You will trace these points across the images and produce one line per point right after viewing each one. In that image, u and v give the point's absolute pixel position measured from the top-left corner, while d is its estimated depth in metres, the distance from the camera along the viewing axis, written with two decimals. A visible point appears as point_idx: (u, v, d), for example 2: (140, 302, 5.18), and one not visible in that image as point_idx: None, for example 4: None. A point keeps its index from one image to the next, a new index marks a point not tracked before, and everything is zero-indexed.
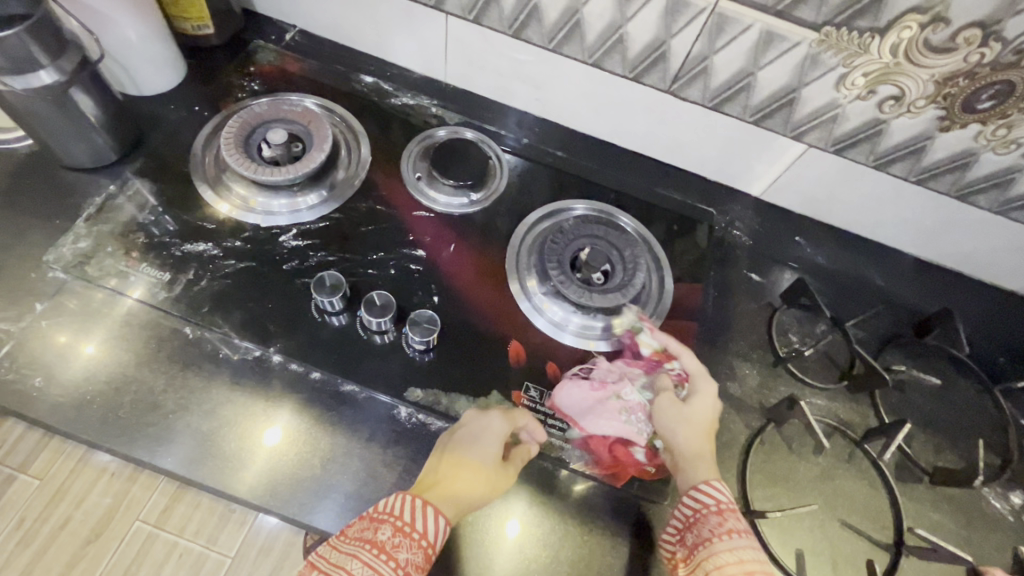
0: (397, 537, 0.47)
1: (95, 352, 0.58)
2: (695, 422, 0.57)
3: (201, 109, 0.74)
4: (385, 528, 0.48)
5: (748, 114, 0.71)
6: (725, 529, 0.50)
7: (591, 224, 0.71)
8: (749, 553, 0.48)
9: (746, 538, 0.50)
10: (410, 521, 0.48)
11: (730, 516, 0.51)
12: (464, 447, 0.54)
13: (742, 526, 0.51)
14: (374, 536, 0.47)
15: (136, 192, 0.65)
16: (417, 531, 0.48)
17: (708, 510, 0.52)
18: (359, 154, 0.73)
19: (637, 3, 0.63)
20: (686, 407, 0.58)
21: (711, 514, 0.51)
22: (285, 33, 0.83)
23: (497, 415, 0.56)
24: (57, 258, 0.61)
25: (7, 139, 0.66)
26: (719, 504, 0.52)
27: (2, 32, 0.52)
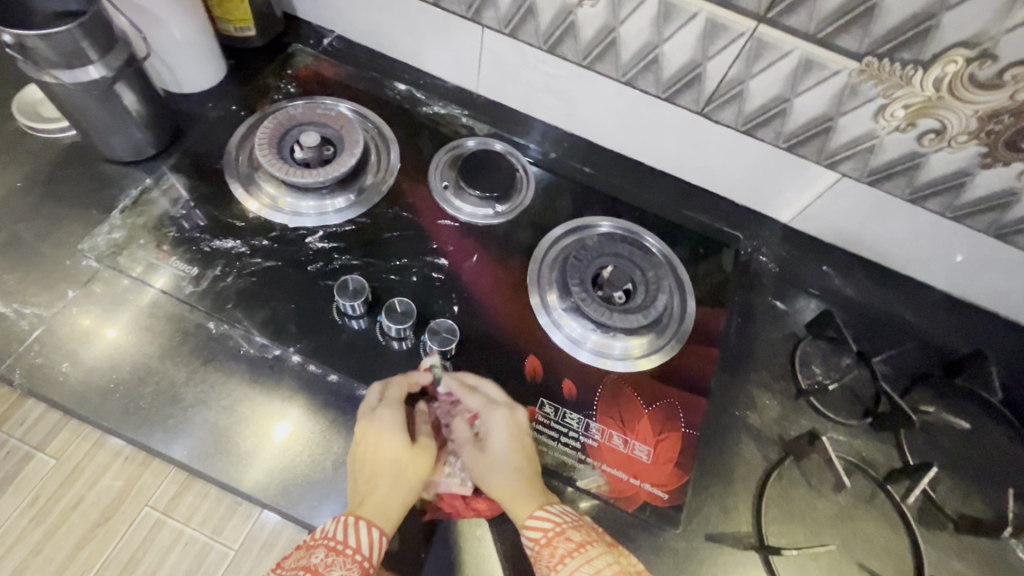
0: (331, 556, 0.48)
1: (116, 335, 0.59)
2: (492, 461, 0.54)
3: (238, 108, 0.76)
4: (318, 551, 0.49)
5: (781, 140, 0.70)
6: (559, 558, 0.49)
7: (617, 242, 0.70)
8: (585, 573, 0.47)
9: (578, 555, 0.49)
10: (343, 539, 0.49)
11: (560, 539, 0.50)
12: (372, 451, 0.53)
13: (574, 543, 0.50)
14: (308, 561, 0.48)
15: (171, 187, 0.67)
16: (351, 548, 0.49)
17: (540, 545, 0.50)
18: (387, 161, 0.74)
19: (674, 25, 0.63)
20: (478, 453, 0.55)
21: (544, 547, 0.50)
22: (323, 38, 0.85)
23: (391, 408, 0.55)
24: (91, 247, 0.62)
25: (53, 130, 0.68)
26: (547, 533, 0.50)
27: (56, 28, 0.54)
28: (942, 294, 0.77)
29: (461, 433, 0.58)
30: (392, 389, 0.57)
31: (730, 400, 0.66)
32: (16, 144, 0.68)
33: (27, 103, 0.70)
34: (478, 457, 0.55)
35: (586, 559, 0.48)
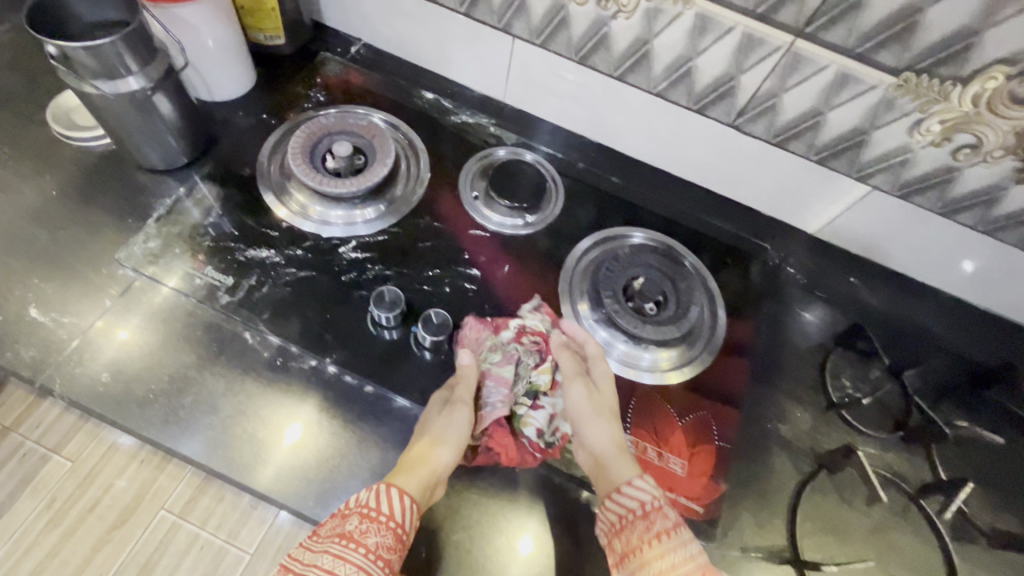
0: (364, 523, 0.49)
1: (128, 337, 0.58)
2: (601, 413, 0.58)
3: (268, 116, 0.76)
4: (352, 517, 0.49)
5: (812, 153, 0.70)
6: (653, 534, 0.50)
7: (650, 252, 0.71)
8: (681, 555, 0.48)
9: (674, 534, 0.49)
10: (375, 506, 0.50)
11: (657, 515, 0.51)
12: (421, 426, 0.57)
13: (669, 522, 0.50)
14: (343, 528, 0.49)
15: (204, 197, 0.67)
16: (383, 514, 0.49)
17: (634, 514, 0.51)
18: (417, 171, 0.74)
19: (710, 38, 0.63)
20: (589, 397, 0.59)
21: (639, 518, 0.51)
22: (350, 46, 0.85)
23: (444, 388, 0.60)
24: (127, 257, 0.62)
25: (85, 138, 0.68)
26: (644, 506, 0.51)
27: (99, 40, 0.54)
28: (971, 307, 0.77)
29: (570, 364, 0.61)
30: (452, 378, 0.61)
31: (762, 411, 0.66)
32: (51, 152, 0.68)
33: (61, 112, 0.70)
34: (589, 400, 0.59)
35: (682, 541, 0.49)
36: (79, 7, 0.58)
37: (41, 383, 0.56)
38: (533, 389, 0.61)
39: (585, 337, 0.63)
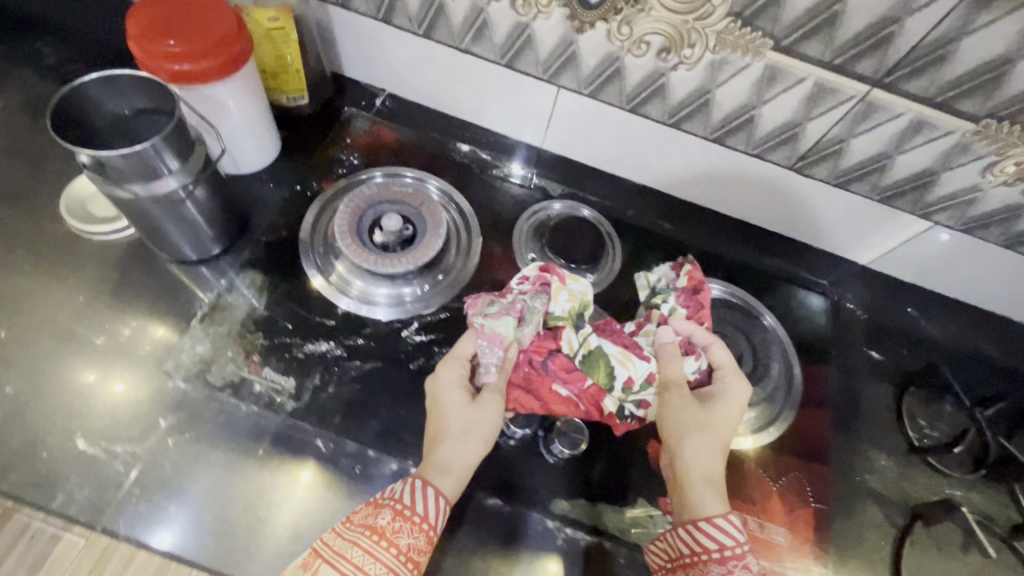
0: (397, 521, 0.48)
1: (123, 390, 0.56)
2: (706, 438, 0.56)
3: (303, 187, 0.70)
4: (384, 513, 0.48)
5: (875, 193, 0.69)
6: None
7: (724, 306, 0.69)
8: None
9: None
10: (411, 505, 0.48)
11: (737, 563, 0.50)
12: (440, 413, 0.55)
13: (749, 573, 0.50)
14: (374, 522, 0.48)
15: (249, 287, 0.62)
16: (418, 515, 0.48)
17: (710, 556, 0.50)
18: (468, 236, 0.70)
19: (778, 87, 0.60)
20: (699, 415, 0.57)
21: (712, 560, 0.50)
22: (375, 98, 0.79)
23: (455, 367, 0.57)
24: (175, 367, 0.57)
25: (107, 232, 0.62)
26: (723, 550, 0.50)
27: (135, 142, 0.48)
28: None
29: (678, 373, 0.59)
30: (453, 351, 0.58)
31: (848, 463, 0.65)
32: (72, 252, 0.62)
33: (77, 206, 0.63)
34: (697, 417, 0.57)
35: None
36: (104, 98, 0.52)
37: (103, 525, 0.50)
38: (579, 315, 0.61)
39: (718, 355, 0.60)
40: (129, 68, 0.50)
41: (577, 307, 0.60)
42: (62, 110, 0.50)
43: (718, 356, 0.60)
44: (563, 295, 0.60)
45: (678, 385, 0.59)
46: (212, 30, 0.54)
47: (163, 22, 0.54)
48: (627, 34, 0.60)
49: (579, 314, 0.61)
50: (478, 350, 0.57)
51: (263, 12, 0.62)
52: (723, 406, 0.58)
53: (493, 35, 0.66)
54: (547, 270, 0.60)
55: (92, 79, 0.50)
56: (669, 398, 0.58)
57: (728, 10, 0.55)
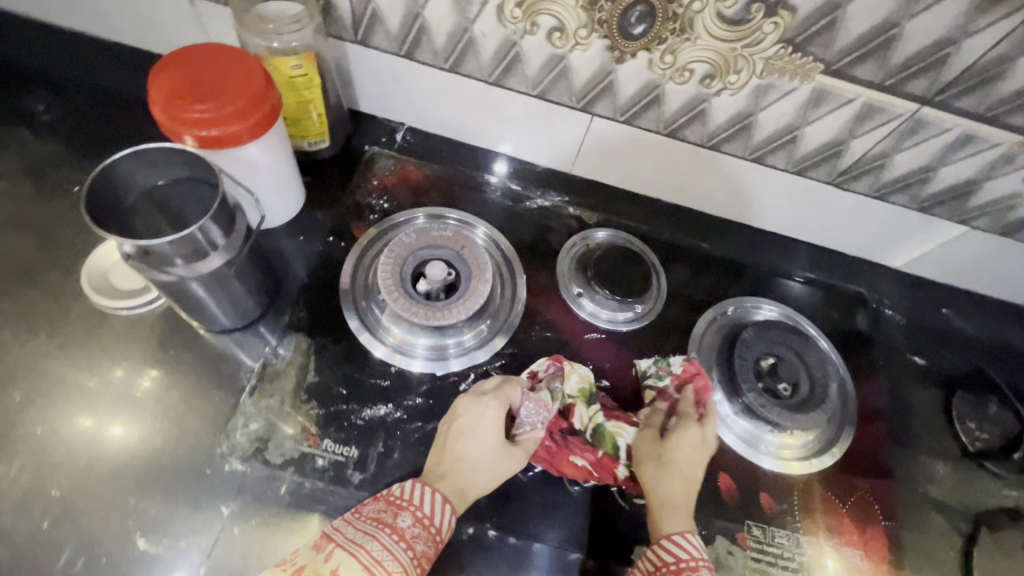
0: (416, 527, 0.48)
1: (123, 433, 0.54)
2: (670, 468, 0.57)
3: (336, 239, 0.67)
4: (405, 515, 0.48)
5: (915, 203, 0.69)
6: None
7: (776, 326, 0.67)
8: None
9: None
10: (430, 514, 0.49)
11: (689, 575, 0.50)
12: (465, 437, 0.55)
13: None
14: (394, 521, 0.48)
15: (295, 353, 0.59)
16: (434, 526, 0.49)
17: (668, 569, 0.51)
18: (512, 276, 0.69)
19: (825, 108, 0.60)
20: (665, 449, 0.59)
21: (672, 574, 0.50)
22: (394, 132, 0.76)
23: (493, 403, 0.57)
24: (231, 448, 0.54)
25: (137, 305, 0.59)
26: (680, 563, 0.51)
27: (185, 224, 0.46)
28: None
29: (658, 420, 0.61)
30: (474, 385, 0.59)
31: (910, 475, 0.65)
32: (103, 332, 0.58)
33: (100, 280, 0.60)
34: (662, 451, 0.58)
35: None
36: (136, 172, 0.50)
37: None
38: (588, 399, 0.60)
39: (694, 409, 0.62)
40: (165, 144, 0.48)
41: (585, 389, 0.60)
42: (93, 189, 0.47)
43: (692, 410, 0.62)
44: (575, 375, 0.61)
45: (650, 426, 0.61)
46: (243, 91, 0.51)
47: (188, 88, 0.50)
48: (669, 62, 0.59)
49: (588, 398, 0.60)
50: (523, 409, 0.58)
51: (285, 60, 0.58)
52: (689, 441, 0.60)
53: (526, 68, 0.64)
54: (558, 364, 0.61)
55: (126, 155, 0.48)
56: (642, 433, 0.60)
57: (780, 36, 0.53)
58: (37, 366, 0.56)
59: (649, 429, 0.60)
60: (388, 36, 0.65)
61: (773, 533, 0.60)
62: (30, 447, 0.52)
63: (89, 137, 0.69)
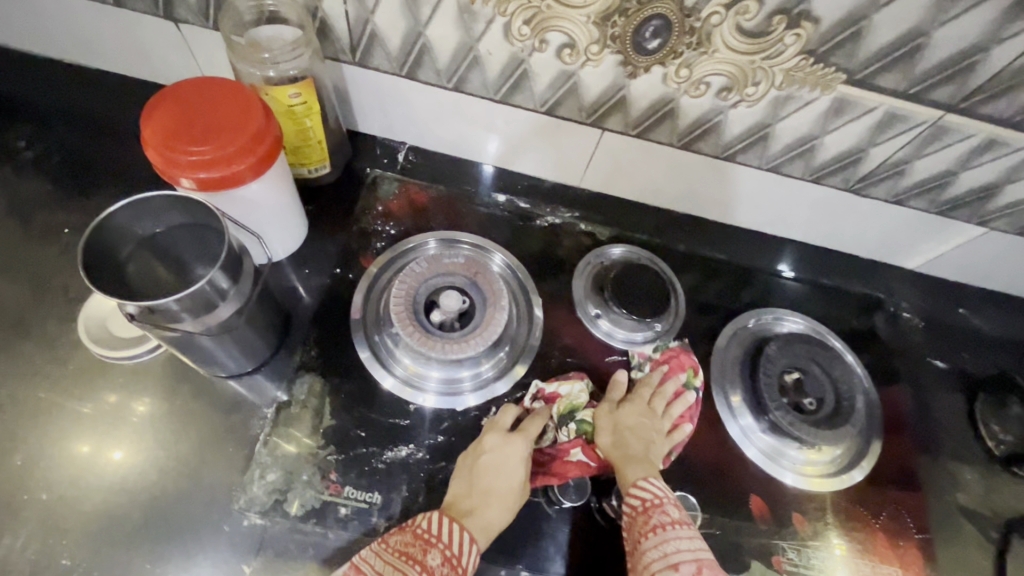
0: (444, 566, 0.46)
1: (124, 457, 0.52)
2: (628, 428, 0.57)
3: (343, 270, 0.65)
4: (434, 554, 0.46)
5: (934, 207, 0.68)
6: (653, 528, 0.50)
7: (801, 339, 0.66)
8: (676, 548, 0.48)
9: (673, 531, 0.49)
10: (458, 552, 0.47)
11: (657, 512, 0.51)
12: (492, 470, 0.53)
13: (668, 518, 0.50)
14: (423, 559, 0.46)
15: (309, 395, 0.57)
16: (462, 566, 0.47)
17: (637, 511, 0.51)
18: (528, 301, 0.66)
19: (845, 117, 0.58)
20: (620, 412, 0.59)
21: (640, 514, 0.51)
22: (396, 152, 0.74)
23: (521, 441, 0.55)
24: (248, 502, 0.51)
25: (139, 353, 0.56)
26: (646, 503, 0.51)
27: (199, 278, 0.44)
28: None
29: (616, 392, 0.61)
30: (497, 418, 0.57)
31: (939, 484, 0.65)
32: (105, 384, 0.55)
33: (99, 330, 0.57)
34: (618, 416, 0.58)
35: (681, 536, 0.49)
36: (135, 222, 0.48)
37: None
38: (569, 412, 0.59)
39: (660, 382, 0.63)
40: (163, 192, 0.46)
41: (567, 403, 0.60)
42: (92, 242, 0.45)
43: (657, 383, 0.63)
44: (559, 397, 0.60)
45: (609, 399, 0.61)
46: (243, 128, 0.48)
47: (180, 128, 0.47)
48: (685, 76, 0.57)
49: (569, 411, 0.59)
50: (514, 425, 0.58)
51: (283, 89, 0.55)
52: (648, 408, 0.60)
53: (535, 85, 0.61)
54: (544, 394, 0.60)
55: (122, 205, 0.46)
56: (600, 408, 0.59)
57: (801, 47, 0.52)
58: (38, 426, 0.53)
59: (607, 402, 0.60)
60: (388, 56, 0.62)
61: (808, 553, 0.59)
62: (35, 513, 0.50)
63: (77, 173, 0.66)
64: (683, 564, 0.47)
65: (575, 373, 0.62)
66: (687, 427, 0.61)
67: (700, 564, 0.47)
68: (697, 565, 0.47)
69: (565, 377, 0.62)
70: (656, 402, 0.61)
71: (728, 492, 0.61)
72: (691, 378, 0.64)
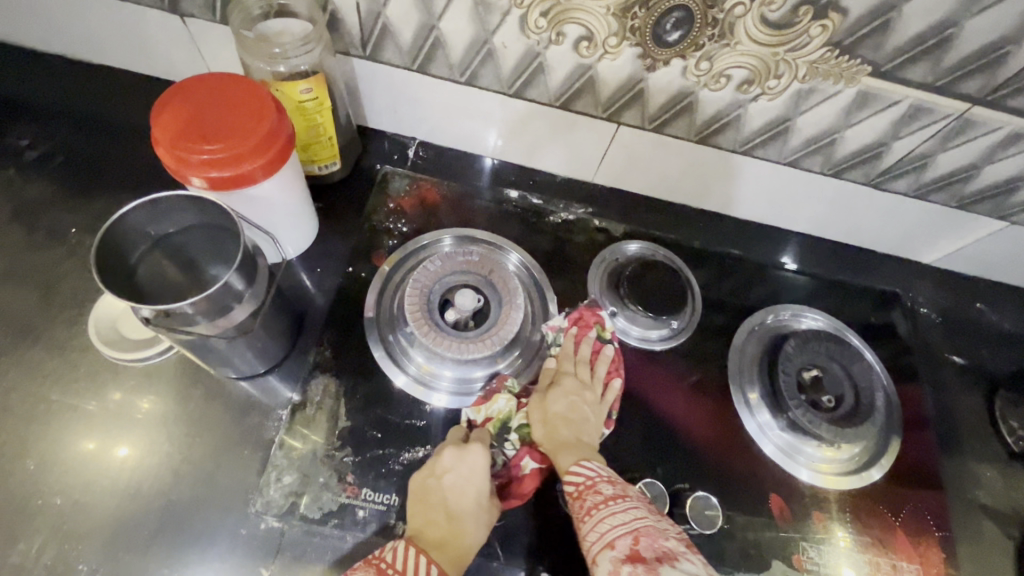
0: None
1: (129, 454, 0.52)
2: (556, 414, 0.55)
3: (356, 268, 0.64)
4: None
5: (954, 201, 0.67)
6: (589, 512, 0.47)
7: (820, 334, 0.65)
8: (610, 525, 0.45)
9: (607, 508, 0.46)
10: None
11: (590, 493, 0.48)
12: (459, 489, 0.49)
13: (602, 496, 0.47)
14: None
15: (324, 397, 0.56)
16: None
17: (574, 499, 0.49)
18: (542, 300, 0.65)
19: (869, 110, 0.57)
20: (547, 399, 0.56)
21: (576, 501, 0.48)
22: (406, 149, 0.72)
23: (480, 450, 0.51)
24: (265, 505, 0.51)
25: (149, 355, 0.55)
26: (579, 488, 0.49)
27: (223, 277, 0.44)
28: None
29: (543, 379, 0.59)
30: (450, 434, 0.54)
31: (959, 482, 0.64)
32: (115, 387, 0.55)
33: (109, 331, 0.57)
34: (545, 405, 0.55)
35: (615, 511, 0.46)
36: (147, 222, 0.47)
37: None
38: (504, 427, 0.56)
39: (576, 347, 0.61)
40: (178, 192, 0.45)
41: (498, 420, 0.56)
42: (105, 244, 0.44)
43: (573, 350, 0.60)
44: (493, 410, 0.56)
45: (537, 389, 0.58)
46: (255, 127, 0.47)
47: (191, 127, 0.46)
48: (705, 69, 0.56)
49: (504, 424, 0.56)
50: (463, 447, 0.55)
51: (294, 84, 0.54)
52: (578, 383, 0.58)
53: (550, 79, 0.60)
54: (477, 424, 0.55)
55: (134, 207, 0.44)
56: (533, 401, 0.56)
57: (826, 39, 0.51)
58: (49, 429, 0.52)
59: (536, 392, 0.57)
60: (399, 51, 0.60)
61: (827, 552, 0.58)
62: (51, 519, 0.49)
63: (84, 172, 0.65)
64: (618, 540, 0.43)
65: (496, 385, 0.58)
66: (617, 382, 0.61)
67: (636, 535, 0.43)
68: (633, 537, 0.43)
69: (487, 397, 0.57)
70: (581, 372, 0.59)
71: (747, 490, 0.60)
72: (602, 332, 0.62)
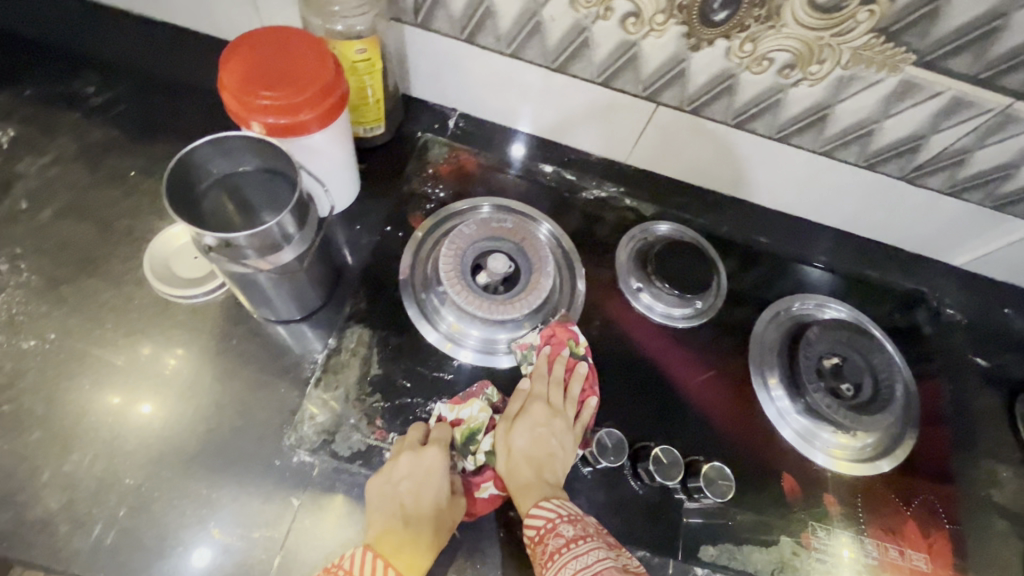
0: None
1: (151, 413, 0.54)
2: (519, 450, 0.54)
3: (393, 229, 0.66)
4: None
5: (989, 201, 0.67)
6: (550, 555, 0.47)
7: (843, 324, 0.65)
8: (574, 568, 0.45)
9: (570, 551, 0.47)
10: None
11: (551, 537, 0.49)
12: (415, 495, 0.50)
13: (563, 539, 0.48)
14: None
15: (357, 345, 0.59)
16: None
17: (534, 542, 0.50)
18: (571, 271, 0.67)
19: (909, 101, 0.58)
20: (512, 432, 0.55)
21: (537, 545, 0.49)
22: (446, 119, 0.74)
23: (436, 453, 0.52)
24: (298, 440, 0.54)
25: (197, 294, 0.59)
26: (540, 531, 0.49)
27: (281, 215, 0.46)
28: None
29: (513, 406, 0.57)
30: (406, 435, 0.54)
31: (973, 479, 0.65)
32: (163, 321, 0.58)
33: (162, 268, 0.60)
34: (510, 438, 0.55)
35: (577, 554, 0.46)
36: (210, 161, 0.50)
37: None
38: (471, 437, 0.55)
39: (550, 368, 0.59)
40: (241, 133, 0.48)
41: (467, 427, 0.55)
42: (173, 175, 0.48)
43: (546, 371, 0.59)
44: (470, 411, 0.56)
45: (505, 416, 0.57)
46: (313, 80, 0.49)
47: (256, 74, 0.49)
48: (748, 51, 0.57)
49: (471, 434, 0.55)
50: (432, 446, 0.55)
51: (350, 44, 0.56)
52: (548, 411, 0.57)
53: (594, 54, 0.62)
54: (446, 421, 0.55)
55: (204, 143, 0.48)
56: (500, 430, 0.56)
57: (873, 25, 0.52)
58: (101, 356, 0.56)
59: (503, 419, 0.56)
60: (450, 19, 0.62)
61: (835, 533, 0.59)
62: (100, 436, 0.52)
63: (142, 121, 0.68)
64: None
65: (474, 390, 0.58)
66: (594, 400, 0.59)
67: None
68: None
69: (464, 399, 0.57)
70: (554, 398, 0.58)
71: (760, 470, 0.61)
72: (575, 348, 0.61)
